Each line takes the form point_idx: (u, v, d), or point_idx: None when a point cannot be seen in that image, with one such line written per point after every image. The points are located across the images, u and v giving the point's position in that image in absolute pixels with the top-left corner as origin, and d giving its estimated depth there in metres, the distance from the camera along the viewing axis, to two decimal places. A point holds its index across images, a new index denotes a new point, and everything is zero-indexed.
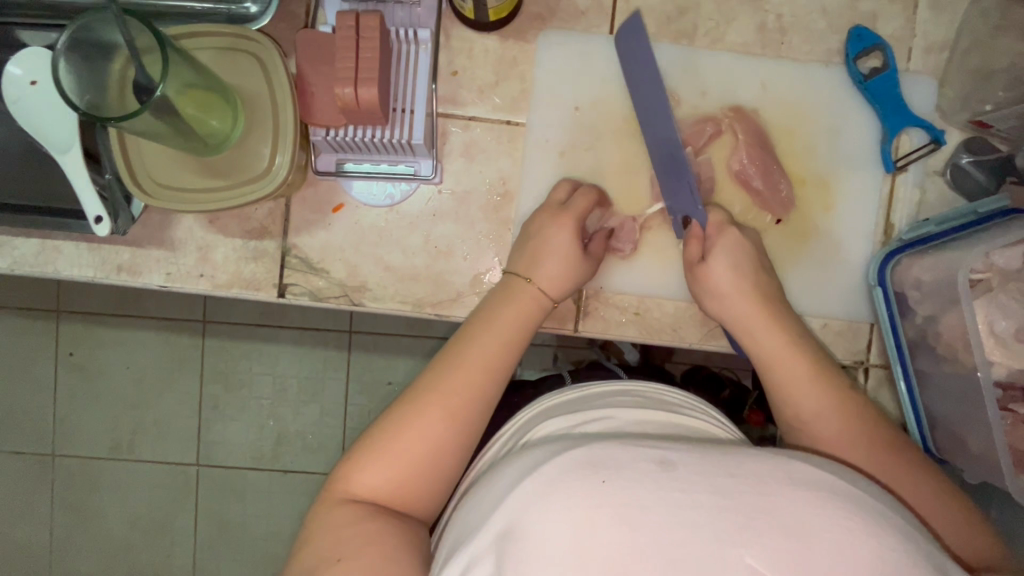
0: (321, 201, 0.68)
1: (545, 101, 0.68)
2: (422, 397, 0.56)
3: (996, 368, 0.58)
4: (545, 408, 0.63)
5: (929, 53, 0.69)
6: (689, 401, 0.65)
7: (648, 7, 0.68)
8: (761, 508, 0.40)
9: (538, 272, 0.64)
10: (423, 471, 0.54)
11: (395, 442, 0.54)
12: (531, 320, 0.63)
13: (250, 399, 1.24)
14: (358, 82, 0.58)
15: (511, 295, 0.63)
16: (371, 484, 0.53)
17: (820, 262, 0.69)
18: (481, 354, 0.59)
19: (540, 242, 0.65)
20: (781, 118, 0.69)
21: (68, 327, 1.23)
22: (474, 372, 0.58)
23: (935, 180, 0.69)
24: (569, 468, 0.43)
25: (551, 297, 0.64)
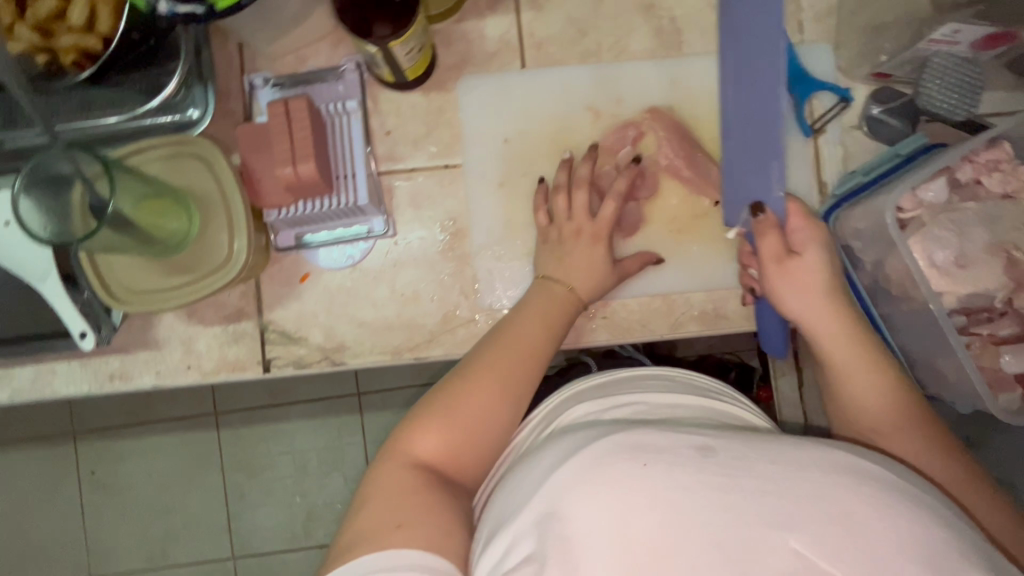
0: (289, 274, 0.72)
1: (476, 140, 0.73)
2: (480, 376, 0.59)
3: (945, 297, 0.60)
4: (573, 393, 0.67)
5: (818, 22, 0.74)
6: (720, 388, 0.69)
7: (552, 36, 0.74)
8: (807, 495, 0.41)
9: (573, 275, 0.66)
10: (472, 445, 0.57)
11: (453, 415, 0.57)
12: (564, 316, 0.65)
13: (273, 480, 1.25)
14: (296, 160, 0.63)
15: (543, 293, 0.66)
16: (424, 450, 0.56)
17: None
18: (522, 337, 0.62)
19: (557, 241, 0.68)
20: (695, 109, 0.73)
21: (86, 447, 1.26)
22: (521, 358, 0.60)
23: (854, 134, 0.72)
24: (613, 451, 0.45)
25: (581, 302, 0.67)
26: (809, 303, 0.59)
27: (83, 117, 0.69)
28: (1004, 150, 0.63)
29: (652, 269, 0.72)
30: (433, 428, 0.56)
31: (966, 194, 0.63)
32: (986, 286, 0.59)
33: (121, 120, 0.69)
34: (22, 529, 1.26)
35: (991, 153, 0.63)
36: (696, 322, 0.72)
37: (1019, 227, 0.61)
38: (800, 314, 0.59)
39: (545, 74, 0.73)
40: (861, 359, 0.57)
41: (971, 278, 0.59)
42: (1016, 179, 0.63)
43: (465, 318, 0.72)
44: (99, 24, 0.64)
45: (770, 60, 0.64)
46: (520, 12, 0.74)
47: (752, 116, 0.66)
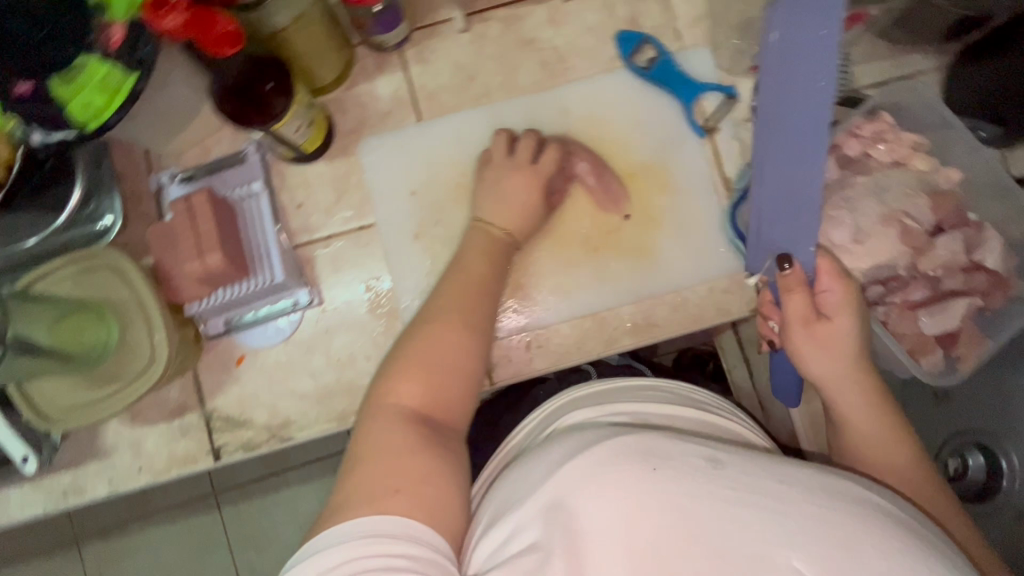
0: (225, 360, 0.73)
1: (384, 198, 0.74)
2: (440, 317, 0.59)
3: (850, 275, 0.61)
4: (572, 398, 0.66)
5: (692, 27, 0.76)
6: (718, 401, 0.68)
7: (442, 85, 0.76)
8: (811, 515, 0.41)
9: (506, 217, 0.68)
10: (452, 382, 0.55)
11: (424, 356, 0.55)
12: (504, 252, 0.68)
13: (280, 552, 1.24)
14: (203, 253, 0.64)
15: (481, 238, 0.67)
16: (408, 398, 0.53)
17: (677, 234, 0.73)
18: (470, 276, 0.63)
19: (494, 185, 0.70)
20: (590, 129, 0.75)
21: (89, 551, 1.25)
22: (472, 291, 0.62)
23: (747, 127, 0.74)
24: (623, 451, 0.45)
25: (515, 235, 0.69)
26: (831, 366, 0.56)
27: None
28: (886, 119, 0.65)
29: (575, 291, 0.74)
30: (407, 373, 0.54)
31: (858, 168, 0.65)
32: (886, 257, 0.60)
33: (33, 242, 0.69)
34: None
35: (874, 125, 0.65)
36: (630, 336, 0.73)
37: (910, 193, 0.63)
38: (820, 375, 0.57)
39: (441, 123, 0.75)
40: (873, 411, 0.55)
41: (870, 252, 0.60)
42: (900, 147, 0.64)
43: None
44: None
45: (813, 117, 0.59)
46: (407, 69, 0.76)
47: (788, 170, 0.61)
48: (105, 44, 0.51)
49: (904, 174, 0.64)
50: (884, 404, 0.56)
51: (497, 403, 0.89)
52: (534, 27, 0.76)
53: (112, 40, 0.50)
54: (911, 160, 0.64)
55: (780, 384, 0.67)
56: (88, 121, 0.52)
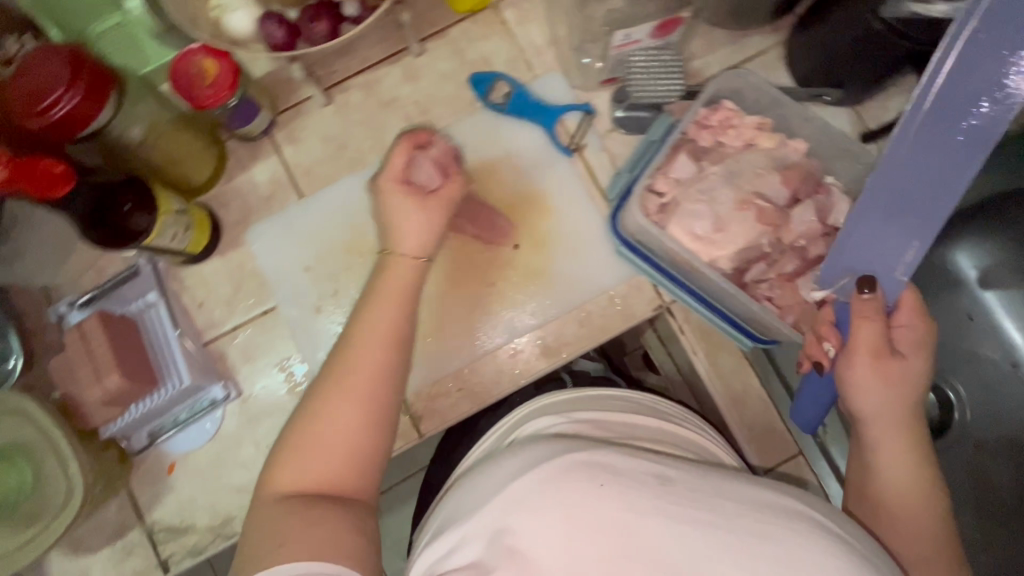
0: (155, 471, 0.73)
1: (280, 279, 0.76)
2: (324, 391, 0.56)
3: (720, 261, 0.64)
4: (540, 406, 0.68)
5: (541, 55, 0.79)
6: (683, 411, 0.70)
7: (317, 160, 0.78)
8: (752, 532, 0.43)
9: (405, 245, 0.64)
10: (350, 455, 0.54)
11: (309, 437, 0.54)
12: (413, 290, 0.63)
13: None
14: (101, 377, 0.65)
15: (386, 272, 0.63)
16: (292, 480, 0.53)
17: (565, 253, 0.76)
18: (370, 326, 0.59)
19: (389, 212, 0.66)
20: (463, 171, 0.77)
21: None
22: (373, 350, 0.58)
23: (610, 137, 0.77)
24: (571, 467, 0.46)
25: (422, 258, 0.64)
26: (882, 399, 0.55)
27: None
28: (729, 106, 0.68)
29: (484, 328, 0.75)
30: (297, 455, 0.54)
31: (714, 157, 0.68)
32: (746, 239, 0.63)
33: None
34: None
35: (719, 113, 0.68)
36: (545, 359, 0.75)
37: (761, 172, 0.65)
38: (872, 411, 0.56)
39: (322, 196, 0.77)
40: (907, 467, 0.55)
41: (732, 238, 0.63)
42: (745, 130, 0.67)
43: None
44: None
45: (953, 147, 0.54)
46: (280, 151, 0.78)
47: (923, 178, 0.56)
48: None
49: (755, 155, 0.67)
50: (923, 462, 0.56)
51: (448, 449, 0.89)
52: (392, 87, 0.79)
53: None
54: (758, 141, 0.67)
55: (801, 404, 0.64)
56: None
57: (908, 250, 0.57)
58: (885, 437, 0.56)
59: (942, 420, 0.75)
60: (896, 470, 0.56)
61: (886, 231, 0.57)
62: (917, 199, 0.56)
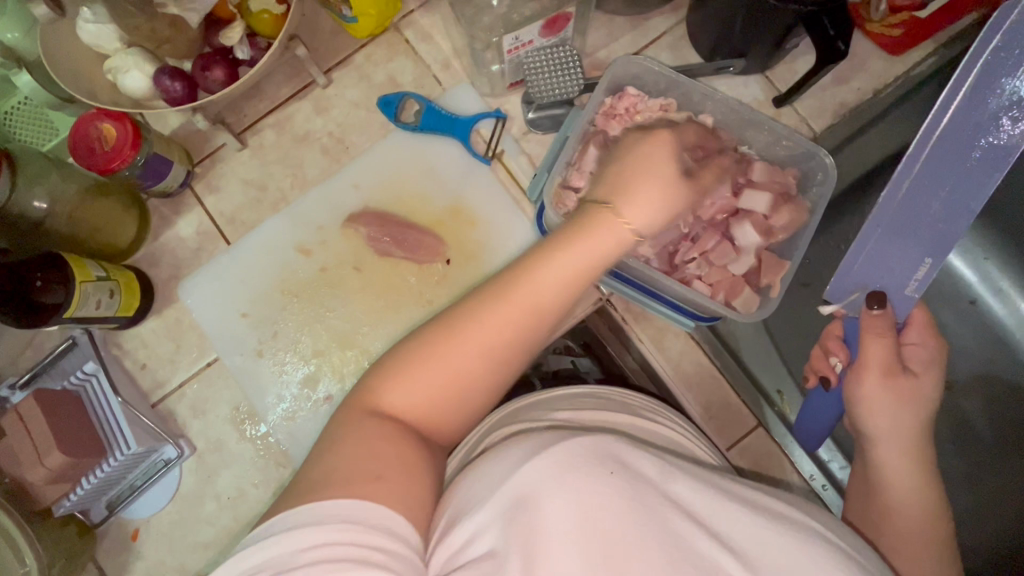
0: (121, 539, 0.73)
1: (218, 330, 0.76)
2: (488, 304, 0.50)
3: (641, 248, 0.63)
4: (514, 410, 0.66)
5: (447, 69, 0.79)
6: (654, 404, 0.68)
7: (239, 205, 0.78)
8: (752, 531, 0.46)
9: (618, 193, 0.54)
10: (444, 400, 0.49)
11: (434, 351, 0.49)
12: (617, 250, 0.53)
13: None
14: (43, 456, 0.64)
15: (585, 224, 0.53)
16: (397, 399, 0.49)
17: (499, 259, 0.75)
18: (561, 267, 0.51)
19: (637, 159, 0.56)
20: (386, 196, 0.77)
21: None
22: (550, 286, 0.50)
23: (526, 139, 0.77)
24: (588, 453, 0.47)
25: (635, 227, 0.54)
26: (895, 421, 0.58)
27: None
28: (632, 92, 0.69)
29: None
30: (416, 370, 0.49)
31: None
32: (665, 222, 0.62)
33: None
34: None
35: (624, 101, 0.68)
36: None
37: None
38: (883, 429, 0.58)
39: (249, 241, 0.77)
40: (913, 480, 0.57)
41: None
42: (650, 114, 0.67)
43: None
44: None
45: (963, 170, 0.60)
46: (202, 201, 0.78)
47: (944, 206, 0.61)
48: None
49: None
50: (928, 472, 0.57)
51: None
52: (305, 121, 0.79)
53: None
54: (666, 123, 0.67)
55: (806, 417, 0.68)
56: None
57: (920, 268, 0.61)
58: (899, 451, 0.58)
59: None
60: (901, 481, 0.57)
61: (900, 241, 0.62)
62: (923, 223, 0.61)
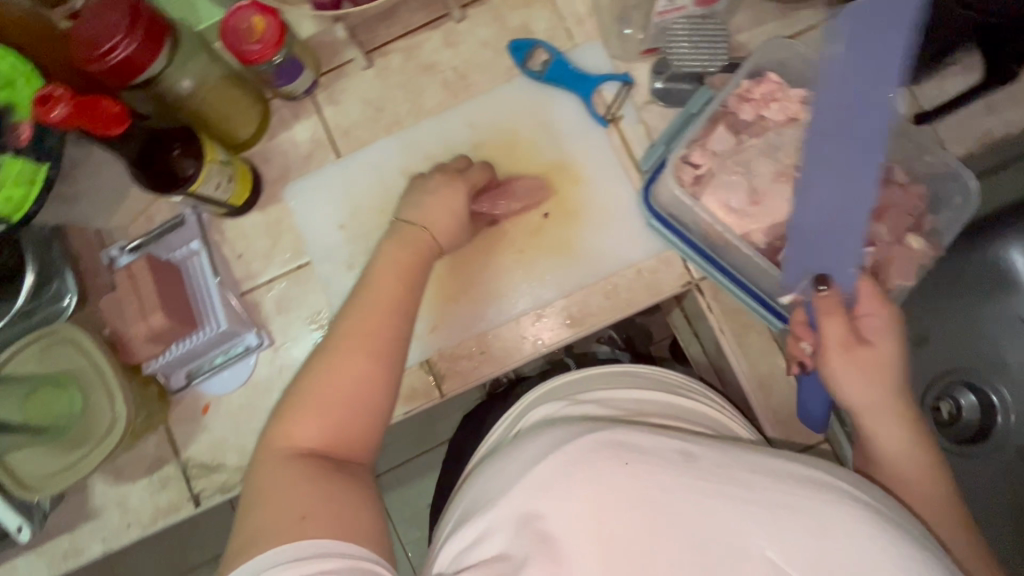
0: (191, 410, 0.77)
1: (315, 235, 0.79)
2: (337, 343, 0.55)
3: (754, 235, 0.62)
4: (550, 389, 0.70)
5: (582, 23, 0.78)
6: (688, 381, 0.71)
7: (355, 122, 0.80)
8: (780, 504, 0.44)
9: (431, 219, 0.67)
10: (350, 421, 0.53)
11: (315, 393, 0.53)
12: (427, 261, 0.65)
13: None
14: (147, 315, 0.69)
15: (400, 236, 0.65)
16: (303, 438, 0.52)
17: (598, 218, 0.75)
18: (381, 296, 0.59)
19: (419, 193, 0.69)
20: (498, 139, 0.78)
21: None
22: (390, 289, 0.60)
23: (649, 109, 0.76)
24: (596, 447, 0.47)
25: (438, 242, 0.67)
26: (875, 390, 0.53)
27: None
28: (774, 79, 0.66)
29: (510, 294, 0.76)
30: (303, 414, 0.52)
31: (755, 131, 0.66)
32: (785, 214, 0.61)
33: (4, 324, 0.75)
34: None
35: (763, 86, 0.66)
36: (568, 329, 0.75)
37: (803, 146, 0.63)
38: (862, 404, 0.54)
39: (359, 159, 0.79)
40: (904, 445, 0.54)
41: (768, 212, 0.61)
42: (790, 104, 0.65)
43: None
44: None
45: (867, 157, 0.57)
46: (321, 111, 0.81)
47: (847, 207, 0.58)
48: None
49: (797, 129, 0.64)
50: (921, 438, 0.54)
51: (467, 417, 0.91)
52: (432, 52, 0.80)
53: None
54: (803, 115, 0.65)
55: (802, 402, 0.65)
56: (12, 213, 0.57)
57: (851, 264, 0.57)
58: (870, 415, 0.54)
59: (985, 424, 0.75)
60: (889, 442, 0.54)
61: (806, 256, 0.60)
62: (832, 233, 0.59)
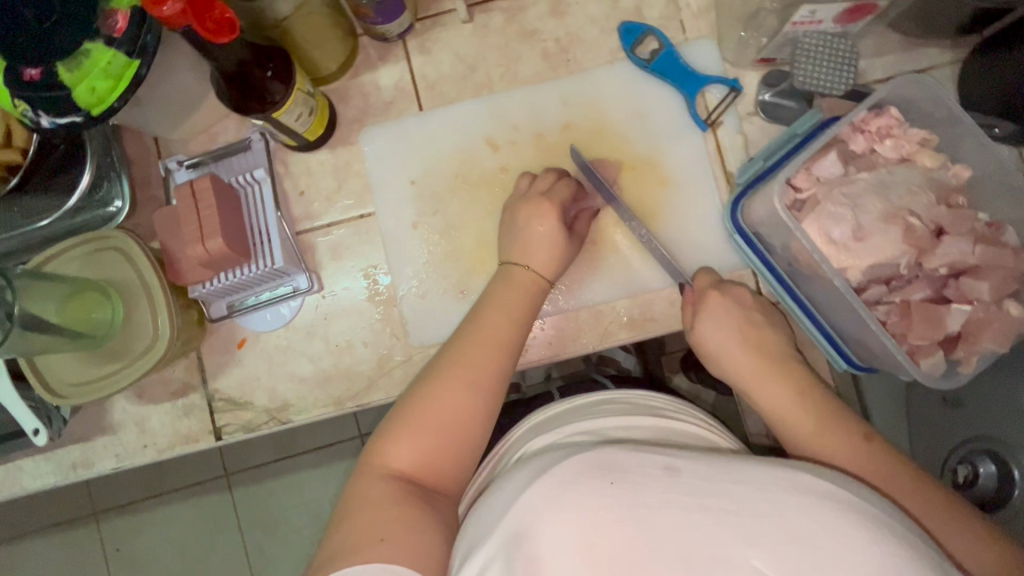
0: (226, 343, 0.75)
1: (384, 186, 0.75)
2: (446, 370, 0.60)
3: (850, 271, 0.60)
4: (537, 422, 0.66)
5: (698, 18, 0.74)
6: (676, 405, 0.67)
7: (443, 76, 0.77)
8: (763, 511, 0.43)
9: (531, 255, 0.67)
10: (448, 448, 0.57)
11: (418, 417, 0.58)
12: (535, 299, 0.67)
13: (288, 534, 1.27)
14: (205, 238, 0.65)
15: (510, 281, 0.67)
16: (398, 460, 0.56)
17: (678, 218, 0.73)
18: (487, 334, 0.63)
19: (521, 225, 0.69)
20: (590, 122, 0.74)
21: (107, 526, 1.29)
22: (498, 324, 0.63)
23: (751, 121, 0.73)
24: (581, 470, 0.46)
25: (547, 280, 0.68)
26: (739, 365, 0.64)
27: (21, 225, 0.74)
28: (894, 114, 0.63)
29: (575, 284, 0.73)
30: (404, 434, 0.57)
31: (863, 164, 0.63)
32: (887, 255, 0.59)
33: (54, 221, 0.74)
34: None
35: (880, 120, 0.63)
36: (626, 330, 0.73)
37: (915, 189, 0.61)
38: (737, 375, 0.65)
39: (441, 115, 0.76)
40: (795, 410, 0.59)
41: (871, 249, 0.59)
42: (908, 142, 0.62)
43: (400, 359, 0.74)
44: (15, 138, 0.69)
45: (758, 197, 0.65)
46: (409, 58, 0.77)
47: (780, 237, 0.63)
48: (22, 81, 0.53)
49: (910, 170, 0.62)
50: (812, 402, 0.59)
51: None
52: (536, 18, 0.76)
53: (28, 77, 0.53)
54: (918, 157, 0.62)
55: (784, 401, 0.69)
56: (93, 105, 0.54)
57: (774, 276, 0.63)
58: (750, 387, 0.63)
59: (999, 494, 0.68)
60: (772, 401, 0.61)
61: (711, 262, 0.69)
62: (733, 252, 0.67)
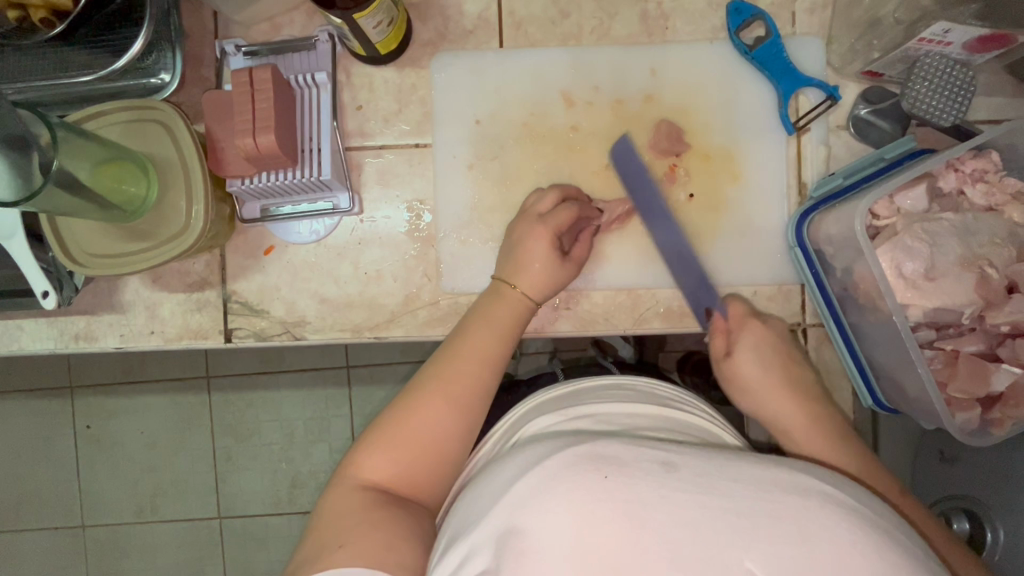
0: (252, 246, 0.72)
1: (445, 120, 0.71)
2: (426, 384, 0.59)
3: (912, 310, 0.58)
4: (537, 405, 0.64)
5: (812, 13, 0.70)
6: (682, 395, 0.66)
7: (532, 16, 0.72)
8: (759, 511, 0.40)
9: (526, 277, 0.65)
10: (425, 458, 0.57)
11: (393, 431, 0.57)
12: (519, 321, 0.64)
13: (260, 446, 1.27)
14: (257, 132, 0.62)
15: (499, 299, 0.64)
16: (373, 473, 0.56)
17: (730, 244, 0.70)
18: (475, 350, 0.61)
19: (517, 250, 0.66)
20: (677, 99, 0.70)
21: (81, 402, 1.29)
22: (485, 339, 0.62)
23: (839, 135, 0.70)
24: (573, 461, 0.43)
25: (535, 301, 0.65)
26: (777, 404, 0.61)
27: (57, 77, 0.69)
28: (993, 158, 0.60)
29: (620, 263, 0.71)
30: (380, 447, 0.57)
31: (947, 204, 0.61)
32: (955, 301, 0.57)
33: (93, 80, 0.69)
34: (18, 477, 1.30)
35: (978, 162, 0.60)
36: (660, 320, 0.71)
37: (997, 241, 0.59)
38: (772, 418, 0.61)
39: (520, 57, 0.71)
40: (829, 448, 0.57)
41: (941, 292, 0.57)
42: (1000, 191, 0.60)
43: (426, 300, 0.72)
44: None
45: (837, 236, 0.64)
46: None
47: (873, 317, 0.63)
48: None
49: (996, 220, 0.59)
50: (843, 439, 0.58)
51: None
52: None
53: None
54: (1006, 208, 0.60)
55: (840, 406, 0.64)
56: None
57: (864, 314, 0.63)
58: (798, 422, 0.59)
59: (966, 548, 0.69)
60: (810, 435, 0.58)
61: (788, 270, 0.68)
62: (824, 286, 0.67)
